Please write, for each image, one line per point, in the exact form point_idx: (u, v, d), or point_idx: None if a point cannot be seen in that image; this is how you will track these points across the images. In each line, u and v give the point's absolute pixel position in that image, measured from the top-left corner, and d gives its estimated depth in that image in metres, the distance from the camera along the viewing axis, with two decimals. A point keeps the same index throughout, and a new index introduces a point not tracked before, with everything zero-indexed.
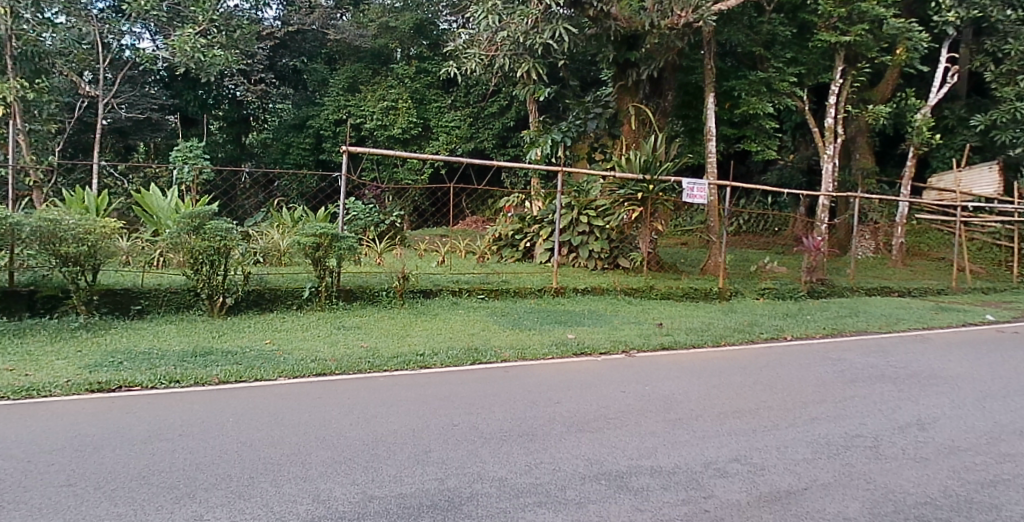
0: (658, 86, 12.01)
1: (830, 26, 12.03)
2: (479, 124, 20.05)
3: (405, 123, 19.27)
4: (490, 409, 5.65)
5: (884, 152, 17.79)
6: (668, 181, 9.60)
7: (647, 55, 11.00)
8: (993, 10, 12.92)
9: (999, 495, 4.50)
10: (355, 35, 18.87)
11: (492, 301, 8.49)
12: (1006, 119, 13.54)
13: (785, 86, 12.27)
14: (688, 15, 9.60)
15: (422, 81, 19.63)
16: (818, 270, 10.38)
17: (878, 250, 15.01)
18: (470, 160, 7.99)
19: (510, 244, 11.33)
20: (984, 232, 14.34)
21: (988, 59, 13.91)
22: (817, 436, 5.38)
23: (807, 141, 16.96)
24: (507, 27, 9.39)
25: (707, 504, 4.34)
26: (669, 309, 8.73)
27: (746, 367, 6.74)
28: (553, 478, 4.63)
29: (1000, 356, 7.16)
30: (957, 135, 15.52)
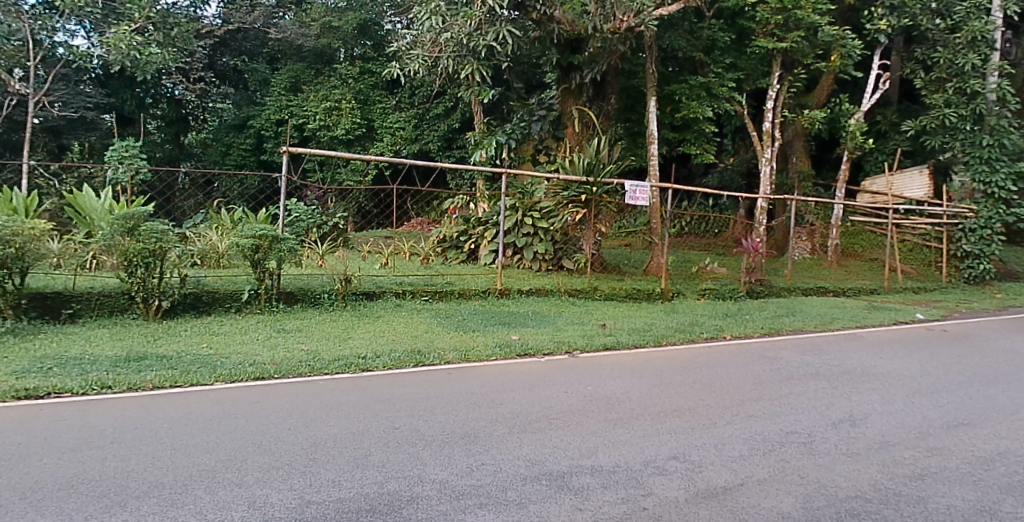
0: (600, 89, 12.08)
1: (767, 33, 12.22)
2: (424, 125, 19.96)
3: (348, 124, 18.94)
4: (432, 411, 5.64)
5: (820, 156, 18.28)
6: (611, 183, 9.76)
7: (591, 59, 11.07)
8: (922, 18, 13.38)
9: (925, 488, 4.67)
10: (298, 34, 18.84)
11: (437, 304, 8.46)
12: (936, 125, 13.74)
13: (724, 91, 12.56)
14: (631, 20, 9.80)
15: (366, 82, 19.52)
16: (756, 271, 10.59)
17: (813, 251, 15.43)
18: (417, 163, 7.57)
19: (455, 245, 11.29)
20: (916, 233, 14.67)
21: (918, 67, 14.28)
22: (754, 433, 5.49)
23: (746, 145, 17.35)
24: (450, 29, 9.41)
25: (646, 502, 4.40)
26: (613, 309, 8.83)
27: (686, 366, 6.83)
28: (494, 480, 4.64)
29: (928, 353, 7.40)
30: (889, 140, 16.02)
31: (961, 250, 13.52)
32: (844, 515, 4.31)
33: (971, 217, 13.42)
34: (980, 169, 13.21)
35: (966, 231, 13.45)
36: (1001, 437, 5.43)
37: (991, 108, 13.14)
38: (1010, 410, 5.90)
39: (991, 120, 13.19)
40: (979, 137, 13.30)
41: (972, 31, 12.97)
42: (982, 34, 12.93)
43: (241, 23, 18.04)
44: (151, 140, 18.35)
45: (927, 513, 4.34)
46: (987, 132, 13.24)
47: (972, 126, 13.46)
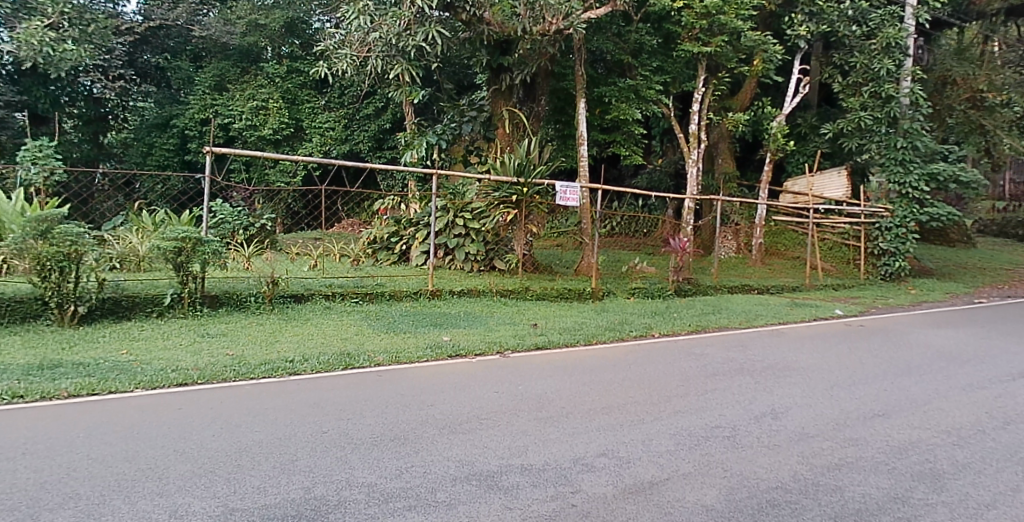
0: (531, 90, 12.26)
1: (693, 37, 12.41)
2: (354, 126, 20.24)
3: (276, 124, 18.98)
4: (361, 415, 5.59)
5: (743, 158, 18.70)
6: (541, 184, 9.96)
7: (520, 60, 11.17)
8: (840, 25, 13.76)
9: (842, 477, 4.85)
10: (223, 32, 18.15)
11: (368, 306, 8.37)
12: (852, 128, 14.32)
13: (652, 94, 12.80)
14: (560, 23, 9.92)
15: (293, 82, 19.56)
16: (685, 270, 10.76)
17: (739, 250, 15.71)
18: (347, 163, 7.37)
19: (386, 247, 11.19)
20: (835, 232, 15.10)
21: (835, 72, 14.80)
22: (680, 428, 5.61)
23: (674, 147, 17.75)
24: (378, 28, 9.44)
25: (575, 499, 4.46)
26: (544, 309, 8.89)
27: (615, 364, 6.93)
28: (424, 481, 4.63)
29: (845, 347, 7.70)
30: (808, 142, 16.77)
31: (878, 248, 13.94)
32: (766, 505, 4.44)
33: (887, 216, 13.85)
34: (895, 170, 13.67)
35: (883, 230, 13.86)
36: (913, 427, 5.68)
37: (906, 111, 13.76)
38: (921, 400, 6.17)
39: (905, 123, 13.72)
40: (893, 140, 13.76)
41: (886, 38, 13.44)
42: (895, 41, 13.41)
43: (162, 20, 17.59)
44: (68, 140, 17.49)
45: (844, 502, 4.50)
46: (901, 135, 13.74)
47: (887, 129, 13.95)
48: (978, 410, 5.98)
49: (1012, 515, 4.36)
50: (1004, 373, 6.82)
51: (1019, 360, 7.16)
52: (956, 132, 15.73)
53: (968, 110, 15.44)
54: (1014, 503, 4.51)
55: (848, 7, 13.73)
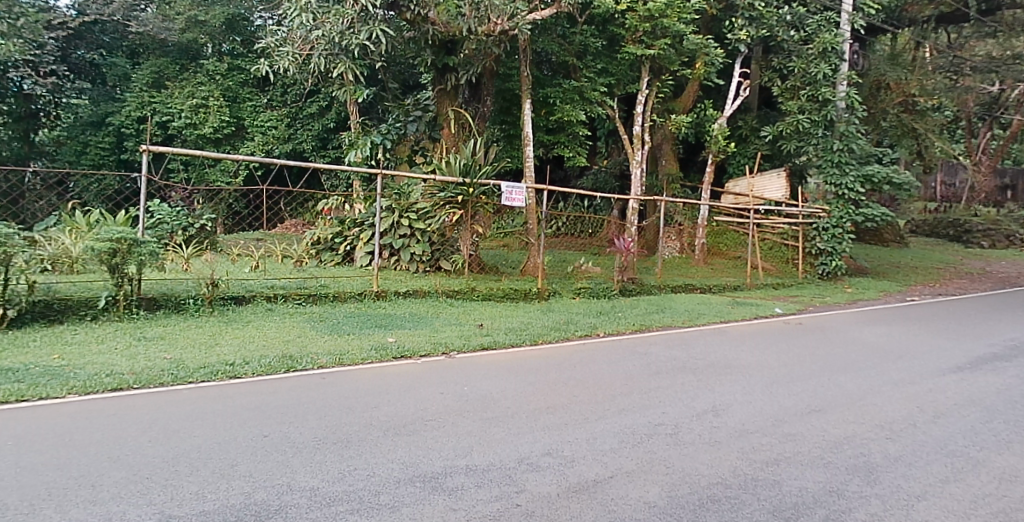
0: (477, 90, 12.10)
1: (636, 39, 12.61)
2: (297, 125, 19.77)
3: (216, 122, 18.48)
4: (303, 418, 5.52)
5: (686, 159, 18.88)
6: (487, 184, 10.05)
7: (466, 60, 11.24)
8: (779, 29, 14.22)
9: (780, 472, 4.96)
10: (161, 28, 17.99)
11: (311, 307, 8.27)
12: (791, 130, 14.56)
13: (596, 95, 13.00)
14: (504, 24, 9.86)
15: (235, 79, 19.19)
16: (630, 269, 10.98)
17: (682, 250, 15.82)
18: (291, 163, 7.24)
19: (330, 248, 11.12)
20: (774, 232, 15.04)
21: (775, 76, 14.95)
22: (624, 427, 5.68)
23: (619, 148, 18.01)
24: (321, 26, 9.58)
25: (519, 499, 4.48)
26: (490, 309, 8.90)
27: (559, 363, 6.99)
28: (367, 484, 4.60)
29: (784, 344, 7.91)
30: (749, 144, 17.12)
31: (814, 248, 14.26)
32: (707, 501, 4.53)
33: (823, 216, 14.25)
34: (831, 172, 14.00)
35: (820, 230, 14.23)
36: (848, 422, 5.85)
37: (841, 114, 14.11)
38: (856, 395, 6.36)
39: (841, 126, 14.07)
40: (829, 142, 14.11)
41: (823, 42, 13.87)
42: (831, 46, 13.83)
43: (98, 16, 17.44)
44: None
45: (781, 496, 4.61)
46: (837, 137, 14.09)
47: (824, 132, 14.26)
48: (909, 404, 6.18)
49: (939, 505, 4.52)
50: (933, 368, 7.08)
51: (945, 354, 7.43)
52: (892, 134, 16.55)
53: (901, 113, 16.06)
54: (944, 495, 4.67)
55: (786, 12, 14.30)
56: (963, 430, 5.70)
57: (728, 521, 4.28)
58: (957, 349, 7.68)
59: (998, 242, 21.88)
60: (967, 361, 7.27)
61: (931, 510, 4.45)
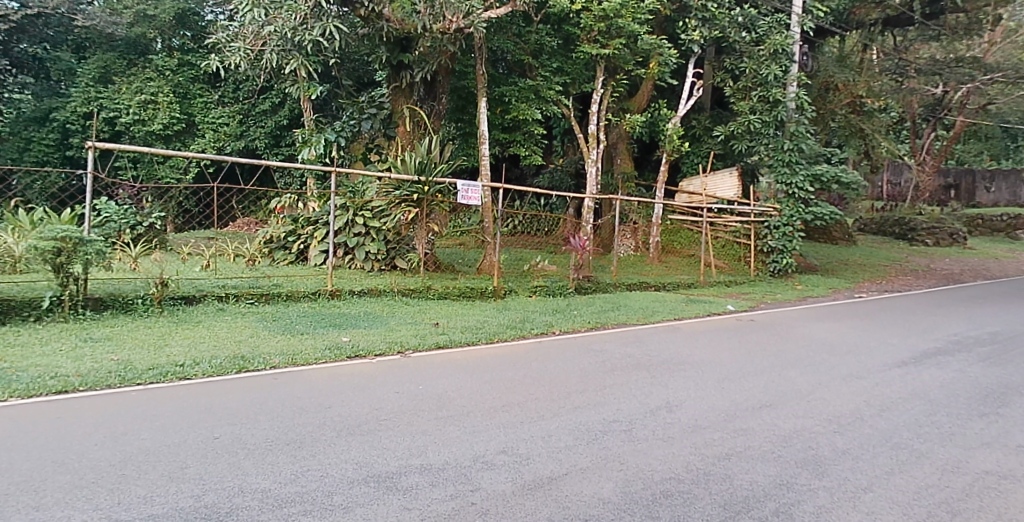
0: (431, 88, 12.26)
1: (591, 39, 12.65)
2: (250, 122, 19.75)
3: (166, 119, 18.39)
4: (255, 419, 5.47)
5: (641, 158, 19.03)
6: (443, 182, 9.97)
7: (420, 58, 11.33)
8: (731, 31, 14.32)
9: (732, 466, 5.05)
10: (108, 22, 17.66)
11: (264, 307, 8.18)
12: (743, 130, 14.75)
13: (551, 95, 13.14)
14: (459, 21, 9.93)
15: (184, 75, 19.01)
16: (585, 268, 11.04)
17: (637, 248, 16.08)
18: (246, 161, 7.07)
19: (283, 247, 10.99)
20: (727, 230, 15.21)
21: (727, 76, 15.19)
22: (579, 424, 5.73)
23: (575, 146, 18.16)
24: (274, 22, 9.64)
25: (474, 497, 4.50)
26: (446, 309, 8.89)
27: (516, 362, 7.03)
28: (320, 485, 4.57)
29: (736, 340, 8.05)
30: (702, 143, 17.37)
31: (767, 246, 14.45)
32: (659, 496, 4.59)
33: (774, 215, 14.42)
34: (782, 171, 14.31)
35: (770, 228, 14.44)
36: (798, 416, 5.97)
37: (792, 115, 14.37)
38: (806, 390, 6.49)
39: (791, 126, 14.35)
40: (781, 142, 14.36)
41: (774, 44, 14.09)
42: (782, 47, 14.06)
43: (41, 8, 16.62)
44: None
45: (732, 490, 4.69)
46: (787, 137, 14.38)
47: (775, 132, 14.50)
48: (856, 398, 6.33)
49: (885, 496, 4.65)
50: (881, 363, 7.27)
51: (889, 350, 7.65)
52: (839, 134, 16.72)
53: (849, 114, 16.30)
54: (889, 486, 4.80)
55: (738, 14, 14.40)
56: (908, 422, 5.87)
57: (680, 516, 4.35)
58: (903, 344, 7.90)
59: (941, 240, 22.44)
60: (912, 356, 7.48)
61: (877, 502, 4.57)
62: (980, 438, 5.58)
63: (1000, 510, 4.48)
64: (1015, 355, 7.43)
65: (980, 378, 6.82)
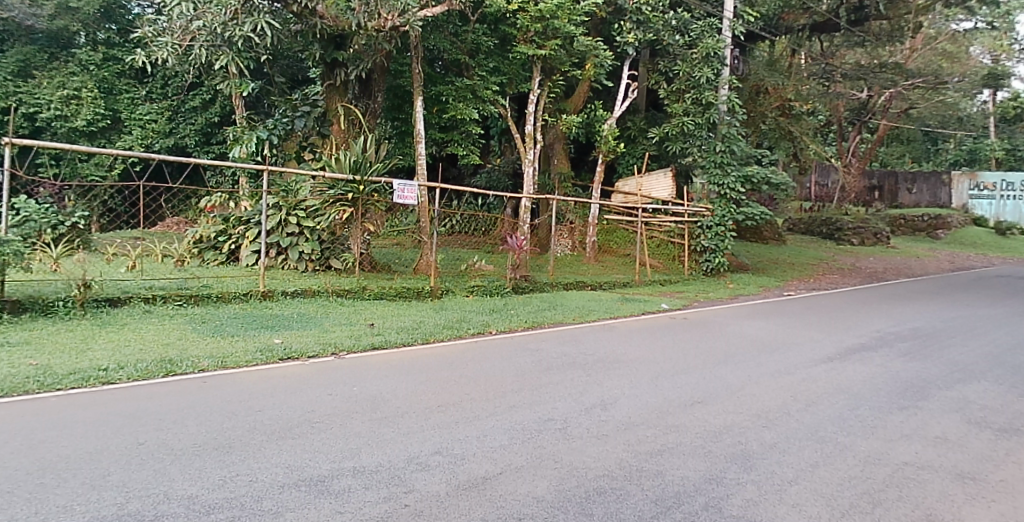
0: (366, 86, 12.29)
1: (527, 39, 12.87)
2: (179, 119, 19.39)
3: (90, 115, 17.79)
4: (182, 424, 5.35)
5: (578, 158, 19.24)
6: (378, 181, 9.94)
7: (355, 56, 11.45)
8: (664, 34, 14.56)
9: (663, 462, 5.15)
10: (27, 14, 17.60)
11: (192, 308, 7.99)
12: (677, 132, 15.03)
13: (488, 94, 13.23)
14: (395, 19, 10.13)
15: (110, 69, 18.54)
16: (523, 267, 11.13)
17: (574, 248, 16.12)
18: (174, 159, 7.01)
19: (213, 247, 10.84)
20: (661, 230, 15.49)
21: (661, 79, 15.44)
22: (514, 423, 5.76)
23: (512, 147, 18.25)
24: (202, 17, 9.83)
25: (408, 499, 4.48)
26: (382, 309, 8.85)
27: (452, 362, 7.04)
28: (249, 490, 4.50)
29: (670, 338, 8.21)
30: (638, 144, 17.59)
31: (700, 245, 14.77)
32: (592, 493, 4.65)
33: (708, 215, 14.69)
34: (714, 172, 14.59)
35: (703, 228, 14.76)
36: (728, 412, 6.11)
37: (723, 117, 14.66)
38: (736, 387, 6.66)
39: (722, 128, 14.66)
40: (713, 144, 14.65)
41: (706, 48, 14.31)
42: (714, 51, 14.27)
43: None
44: None
45: (664, 485, 4.79)
46: (719, 139, 14.67)
47: (707, 134, 14.81)
48: (784, 393, 6.52)
49: (810, 488, 4.80)
50: (808, 358, 7.50)
51: (815, 346, 7.91)
52: (769, 138, 17.32)
53: (778, 117, 16.87)
54: (813, 479, 4.95)
55: (671, 17, 14.58)
56: (833, 416, 6.07)
57: (613, 512, 4.41)
58: (829, 341, 8.18)
59: (866, 239, 23.30)
60: (837, 352, 7.74)
61: (802, 494, 4.72)
62: (901, 430, 5.81)
63: (917, 499, 4.66)
64: (933, 350, 7.78)
65: (900, 372, 7.11)
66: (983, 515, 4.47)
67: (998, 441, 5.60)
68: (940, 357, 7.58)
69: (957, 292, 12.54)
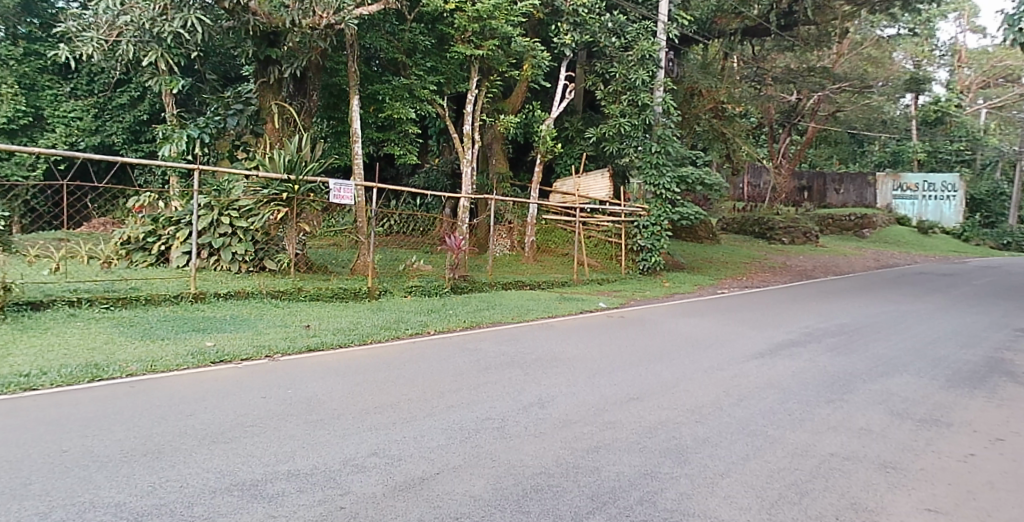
0: (301, 84, 12.18)
1: (465, 39, 12.92)
2: (105, 117, 18.77)
3: (10, 111, 17.15)
4: (109, 429, 5.22)
5: (516, 158, 19.28)
6: (313, 181, 9.91)
7: (289, 54, 11.39)
8: (600, 36, 14.78)
9: (599, 458, 5.23)
10: None
11: (119, 311, 7.80)
12: (614, 132, 15.29)
13: (425, 94, 13.26)
14: (330, 17, 10.32)
15: (31, 66, 18.06)
16: (461, 267, 11.22)
17: (513, 248, 16.22)
18: (96, 158, 6.91)
19: (142, 248, 10.67)
20: (599, 229, 15.58)
21: (598, 80, 15.66)
22: (451, 423, 5.77)
23: (451, 146, 18.22)
24: (129, 12, 9.83)
25: (343, 501, 4.46)
26: (318, 309, 8.80)
27: (389, 362, 7.04)
28: (180, 496, 4.41)
29: (606, 337, 8.34)
30: (575, 144, 17.69)
31: (636, 245, 14.99)
32: (528, 491, 4.69)
33: (644, 215, 14.93)
34: (650, 173, 14.81)
35: (640, 228, 14.95)
36: (663, 408, 6.24)
37: (659, 118, 14.91)
38: (671, 383, 6.80)
39: (658, 130, 14.91)
40: (649, 145, 14.82)
41: (642, 50, 14.52)
42: (649, 53, 14.51)
43: None
44: None
45: (599, 481, 4.86)
46: (655, 140, 14.87)
47: (643, 135, 15.04)
48: (717, 389, 6.69)
49: (741, 480, 4.93)
50: (739, 355, 7.71)
51: (748, 343, 8.12)
52: (703, 139, 17.85)
53: (711, 119, 17.39)
54: (744, 471, 5.09)
55: (607, 20, 14.80)
56: (763, 410, 6.25)
57: (549, 509, 4.46)
58: (761, 337, 8.43)
59: (796, 238, 24.06)
60: (768, 347, 7.99)
61: (733, 486, 4.85)
62: (828, 422, 6.02)
63: (843, 488, 4.83)
64: (859, 345, 8.10)
65: (828, 366, 7.36)
66: (904, 502, 4.66)
67: (918, 431, 5.85)
68: (865, 351, 7.89)
69: (882, 288, 13.06)
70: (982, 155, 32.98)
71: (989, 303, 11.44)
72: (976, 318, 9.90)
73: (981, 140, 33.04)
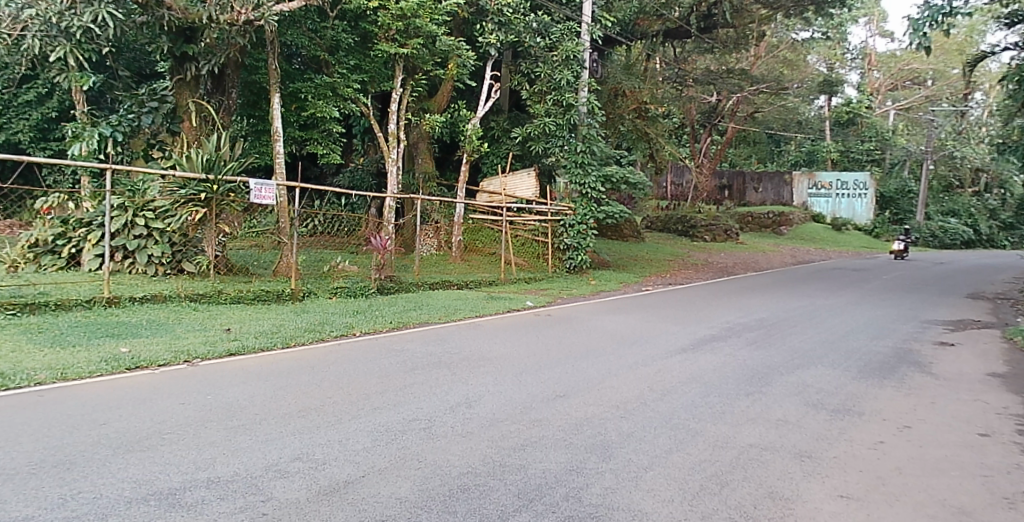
0: (219, 82, 12.21)
1: (388, 38, 12.77)
2: (10, 114, 17.92)
3: None
4: (15, 441, 5.00)
5: (443, 158, 19.29)
6: (233, 181, 9.70)
7: (206, 50, 11.25)
8: (525, 36, 14.87)
9: (526, 456, 5.27)
10: None
11: (26, 317, 7.50)
12: (539, 132, 15.24)
13: (349, 92, 13.12)
14: (248, 13, 10.32)
15: None
16: (387, 268, 11.21)
17: (440, 247, 16.03)
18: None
19: (51, 251, 10.44)
20: (525, 228, 15.33)
21: (523, 80, 15.72)
22: (377, 425, 5.74)
23: (376, 145, 18.08)
24: (36, 6, 9.52)
25: (265, 508, 4.35)
26: (239, 312, 8.63)
27: (312, 365, 6.97)
28: (93, 507, 4.24)
29: (531, 336, 8.44)
30: (501, 144, 17.82)
31: (563, 243, 15.18)
32: (454, 491, 4.68)
33: (569, 214, 15.14)
34: (575, 172, 15.02)
35: (566, 226, 15.18)
36: (589, 404, 6.35)
37: (584, 119, 15.11)
38: (596, 380, 6.92)
39: (583, 129, 15.10)
40: (574, 145, 15.05)
41: (566, 50, 14.66)
42: (573, 53, 14.67)
43: None
44: None
45: (526, 479, 4.90)
46: (580, 140, 15.08)
47: (569, 134, 15.16)
48: (640, 384, 6.85)
49: (664, 474, 5.04)
50: (661, 351, 7.91)
51: (670, 339, 8.33)
52: (627, 139, 18.20)
53: (635, 119, 17.74)
54: (667, 464, 5.20)
55: (532, 19, 14.93)
56: (685, 404, 6.42)
57: (476, 508, 4.46)
58: (682, 333, 8.67)
59: (718, 236, 24.78)
60: (690, 343, 8.23)
61: (657, 479, 4.95)
62: (746, 414, 6.22)
63: (760, 478, 5.00)
64: (776, 339, 8.41)
65: (747, 361, 7.61)
66: (818, 489, 4.83)
67: (832, 421, 6.11)
68: (780, 346, 8.19)
69: (798, 283, 13.60)
70: (890, 155, 35.09)
71: (896, 296, 12.05)
72: (885, 311, 10.40)
73: (889, 140, 34.82)
